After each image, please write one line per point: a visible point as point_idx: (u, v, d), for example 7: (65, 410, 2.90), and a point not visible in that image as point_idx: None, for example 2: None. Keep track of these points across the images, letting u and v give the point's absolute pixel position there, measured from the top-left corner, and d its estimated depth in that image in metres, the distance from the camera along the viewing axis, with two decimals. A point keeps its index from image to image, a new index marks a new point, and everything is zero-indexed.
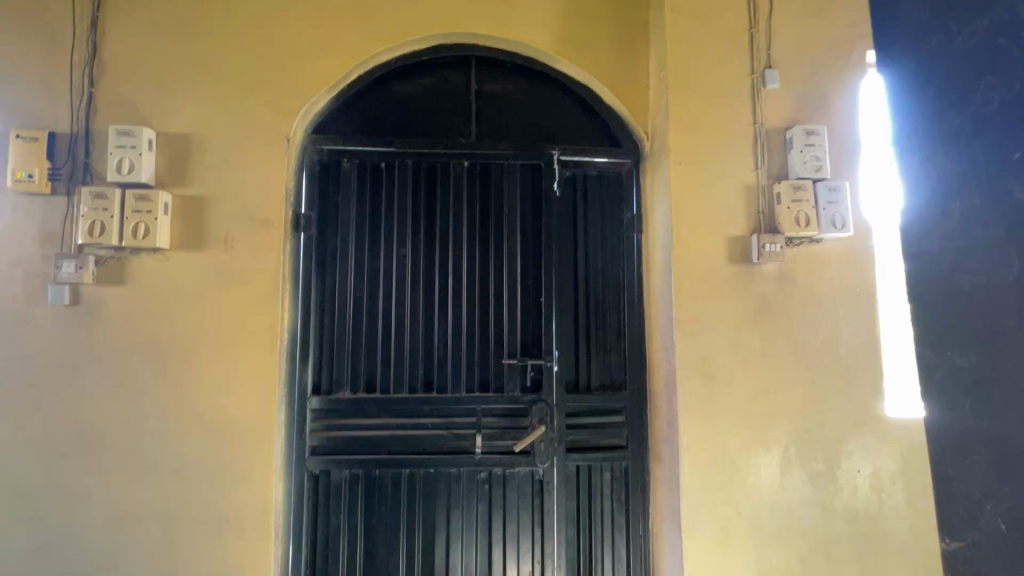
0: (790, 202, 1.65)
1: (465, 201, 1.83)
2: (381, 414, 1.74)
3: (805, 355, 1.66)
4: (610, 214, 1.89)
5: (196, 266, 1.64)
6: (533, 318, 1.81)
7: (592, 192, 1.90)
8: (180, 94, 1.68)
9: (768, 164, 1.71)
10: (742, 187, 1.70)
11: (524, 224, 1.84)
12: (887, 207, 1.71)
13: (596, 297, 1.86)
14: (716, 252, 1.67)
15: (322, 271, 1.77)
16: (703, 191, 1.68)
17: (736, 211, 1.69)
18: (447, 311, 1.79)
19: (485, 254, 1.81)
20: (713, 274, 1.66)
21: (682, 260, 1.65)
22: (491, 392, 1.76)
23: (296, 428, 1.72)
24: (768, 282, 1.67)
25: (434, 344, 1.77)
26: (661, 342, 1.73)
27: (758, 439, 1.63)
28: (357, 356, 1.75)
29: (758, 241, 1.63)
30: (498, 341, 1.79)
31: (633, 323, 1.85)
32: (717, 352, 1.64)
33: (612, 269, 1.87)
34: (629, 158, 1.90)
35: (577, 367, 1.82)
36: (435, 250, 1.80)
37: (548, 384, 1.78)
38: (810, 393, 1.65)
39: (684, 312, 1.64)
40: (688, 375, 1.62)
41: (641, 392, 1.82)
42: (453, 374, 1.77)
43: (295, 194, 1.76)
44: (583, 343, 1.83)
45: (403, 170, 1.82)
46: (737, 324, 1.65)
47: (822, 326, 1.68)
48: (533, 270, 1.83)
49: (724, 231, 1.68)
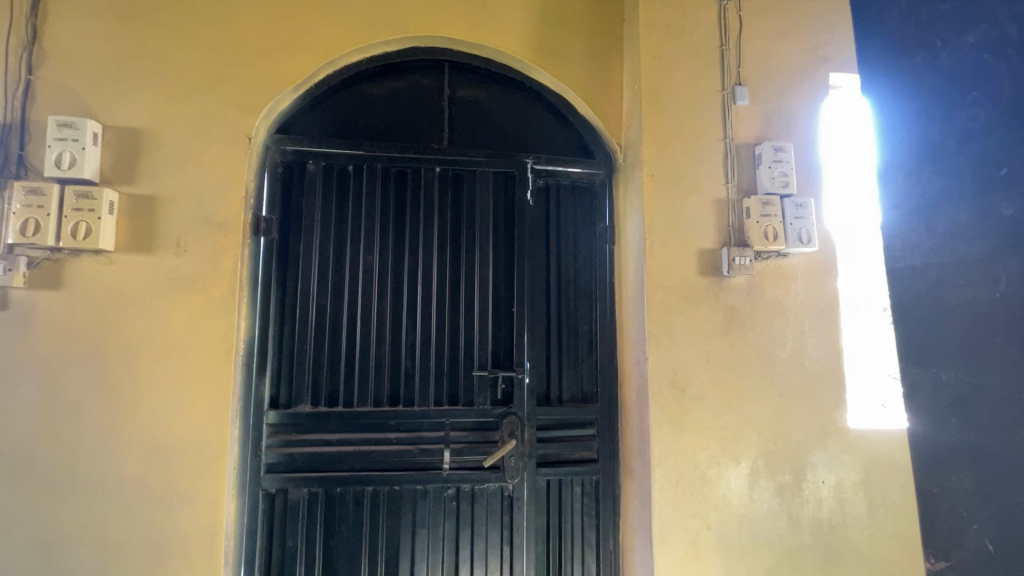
0: (758, 216, 1.67)
1: (436, 208, 1.78)
2: (344, 428, 1.65)
3: (773, 368, 1.68)
4: (583, 225, 1.88)
5: (144, 270, 1.53)
6: (504, 329, 1.77)
7: (565, 202, 1.88)
8: (131, 86, 1.57)
9: (737, 179, 1.74)
10: (712, 201, 1.72)
11: (496, 233, 1.80)
12: (847, 225, 1.78)
13: (568, 308, 1.84)
14: (688, 264, 1.67)
15: (284, 277, 1.68)
16: (675, 204, 1.69)
17: (707, 224, 1.70)
18: (416, 321, 1.72)
19: (456, 263, 1.76)
20: (685, 286, 1.66)
21: (655, 273, 1.65)
22: (460, 405, 1.70)
23: (251, 445, 1.61)
24: (738, 295, 1.69)
25: (401, 355, 1.70)
26: (633, 353, 1.72)
27: (727, 452, 1.63)
28: (319, 368, 1.67)
29: (728, 254, 1.65)
30: (468, 352, 1.73)
31: (605, 334, 1.83)
32: (688, 364, 1.63)
33: (584, 280, 1.86)
34: (602, 169, 1.90)
35: (548, 379, 1.79)
36: (404, 257, 1.74)
37: (519, 397, 1.74)
38: (777, 406, 1.67)
39: (656, 324, 1.63)
40: (660, 388, 1.61)
41: (613, 404, 1.81)
42: (421, 387, 1.70)
43: (256, 196, 1.67)
44: (555, 354, 1.80)
45: (371, 173, 1.75)
46: (708, 337, 1.65)
47: (789, 338, 1.70)
48: (505, 280, 1.79)
49: (695, 244, 1.69)
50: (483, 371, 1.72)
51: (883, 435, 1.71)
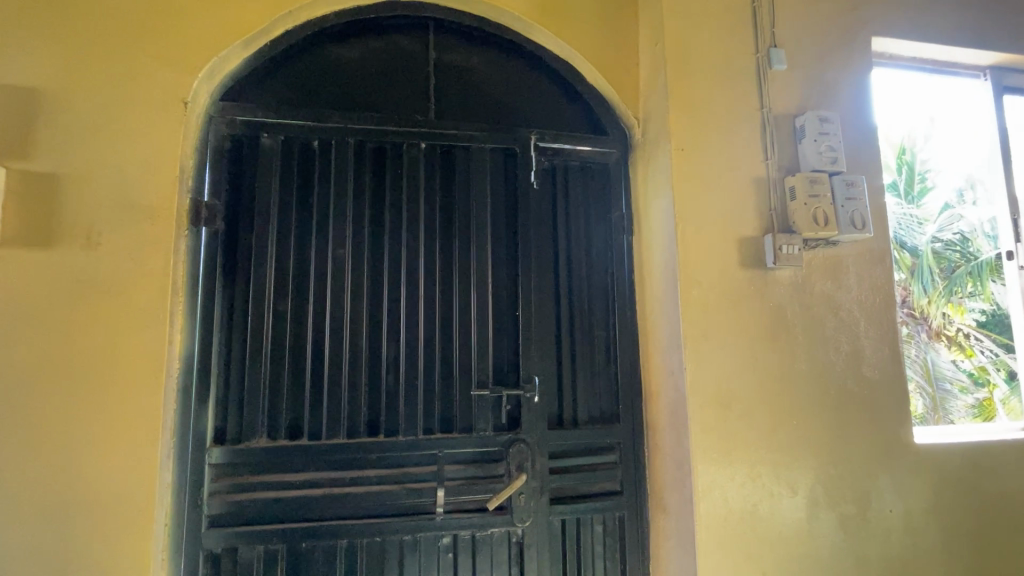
0: (806, 198, 1.42)
1: (423, 193, 1.46)
2: (310, 467, 1.31)
3: (828, 376, 1.42)
4: (596, 214, 1.60)
5: (41, 268, 1.17)
6: (508, 338, 1.47)
7: (574, 187, 1.60)
8: (24, 34, 1.22)
9: (778, 155, 1.48)
10: (751, 181, 1.46)
11: (496, 224, 1.50)
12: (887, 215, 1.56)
13: (582, 310, 1.55)
14: (728, 254, 1.40)
15: (232, 277, 1.34)
16: (709, 184, 1.43)
17: (746, 208, 1.44)
18: (400, 329, 1.40)
19: (449, 260, 1.45)
20: (725, 281, 1.39)
21: (691, 265, 1.37)
22: (456, 433, 1.39)
23: (188, 494, 1.25)
24: (784, 291, 1.43)
25: (381, 372, 1.38)
26: (664, 363, 1.44)
27: (781, 479, 1.36)
28: (278, 391, 1.33)
29: (774, 242, 1.39)
30: (465, 367, 1.42)
31: (625, 341, 1.55)
32: (733, 374, 1.36)
33: (599, 279, 1.58)
34: (616, 148, 1.63)
35: (561, 397, 1.49)
36: (384, 251, 1.42)
37: (528, 420, 1.43)
38: (835, 422, 1.41)
39: (694, 326, 1.35)
40: (701, 403, 1.33)
41: (637, 423, 1.52)
42: (408, 412, 1.37)
43: (195, 177, 1.34)
44: (568, 367, 1.51)
45: (342, 150, 1.44)
46: (754, 340, 1.38)
47: (843, 341, 1.45)
48: (507, 279, 1.49)
49: (734, 230, 1.42)
50: (484, 389, 1.41)
51: (953, 451, 1.47)
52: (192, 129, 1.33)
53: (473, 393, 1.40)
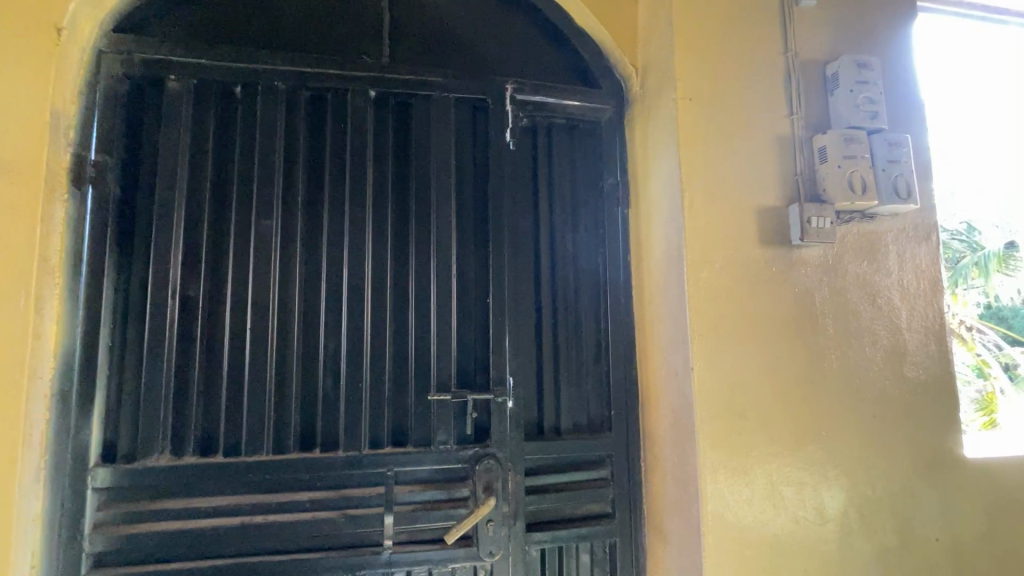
0: (839, 160, 1.17)
1: (372, 153, 1.19)
2: (225, 490, 1.05)
3: (863, 377, 1.17)
4: (583, 183, 1.35)
5: None
6: (477, 330, 1.21)
7: (558, 151, 1.34)
8: None
9: (805, 109, 1.22)
10: (773, 140, 1.20)
11: (462, 192, 1.24)
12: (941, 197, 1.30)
13: (567, 298, 1.29)
14: (745, 229, 1.14)
15: (128, 254, 1.07)
16: (723, 143, 1.16)
17: (767, 172, 1.18)
18: (341, 319, 1.14)
19: (403, 234, 1.19)
20: (742, 261, 1.13)
21: (699, 242, 1.11)
22: (410, 448, 1.13)
23: (64, 525, 0.99)
24: (812, 274, 1.17)
25: (317, 372, 1.11)
26: (664, 361, 1.18)
27: (807, 502, 1.11)
28: (184, 395, 1.06)
29: (802, 214, 1.14)
30: (423, 365, 1.16)
31: (619, 334, 1.30)
32: (751, 376, 1.10)
33: (587, 261, 1.32)
34: (609, 104, 1.36)
35: (540, 402, 1.24)
36: (323, 223, 1.15)
37: (499, 431, 1.17)
38: (870, 432, 1.17)
39: (702, 317, 1.09)
40: (711, 412, 1.07)
41: (631, 433, 1.28)
42: (350, 421, 1.11)
43: (80, 125, 1.06)
44: (549, 365, 1.25)
45: (269, 97, 1.15)
46: (775, 334, 1.13)
47: (881, 335, 1.20)
48: (476, 260, 1.23)
49: (752, 200, 1.16)
50: (446, 393, 1.15)
51: (1009, 467, 1.23)
52: (73, 63, 1.05)
53: (430, 398, 1.14)
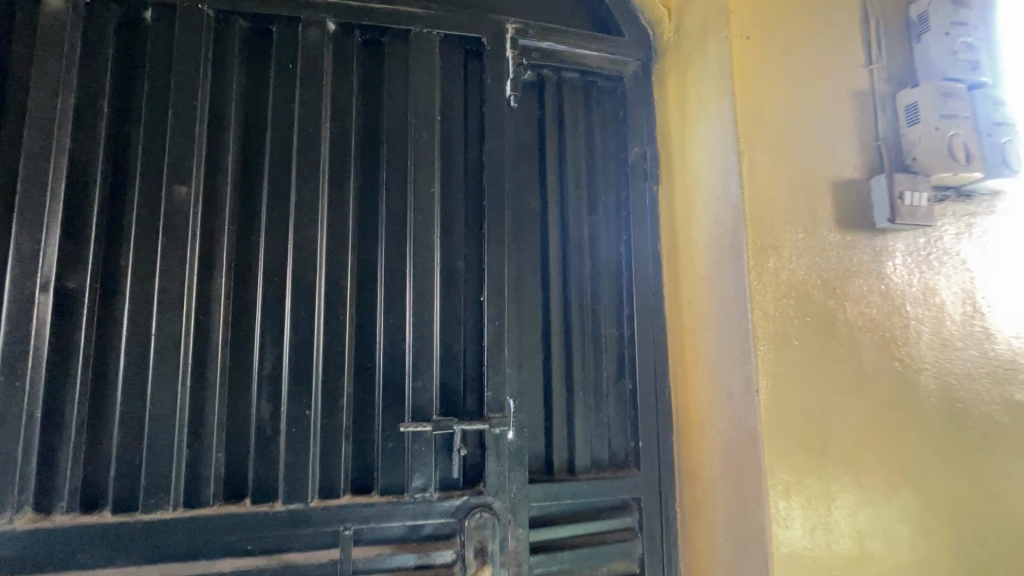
0: (937, 120, 0.91)
1: (331, 103, 0.90)
2: (114, 562, 0.75)
3: (965, 401, 0.91)
4: (601, 153, 1.08)
5: None
6: (468, 336, 0.92)
7: (570, 111, 1.06)
8: None
9: (887, 58, 0.96)
10: (849, 95, 0.93)
11: (449, 158, 0.95)
12: None
13: (582, 296, 1.02)
14: (820, 207, 0.88)
15: None
16: (789, 96, 0.90)
17: (842, 135, 0.92)
18: (285, 322, 0.84)
19: (372, 210, 0.90)
20: (816, 249, 0.86)
21: (763, 222, 0.84)
22: (377, 497, 0.83)
23: None
24: (899, 266, 0.91)
25: (250, 393, 0.82)
26: (711, 379, 0.91)
27: (903, 567, 0.84)
28: (52, 429, 0.75)
29: (891, 187, 0.87)
30: (394, 383, 0.87)
31: (647, 343, 1.02)
32: (830, 399, 0.83)
33: (608, 251, 1.05)
34: (634, 57, 1.10)
35: (549, 431, 0.96)
36: (262, 193, 0.86)
37: (495, 472, 0.88)
38: (978, 473, 0.90)
39: (769, 321, 0.82)
40: (783, 448, 0.80)
41: (664, 469, 1.00)
42: (295, 460, 0.81)
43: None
44: (559, 382, 0.98)
45: (191, 23, 0.86)
46: (859, 344, 0.86)
47: (984, 343, 0.94)
48: (468, 246, 0.94)
49: (827, 170, 0.89)
50: (427, 422, 0.85)
51: None
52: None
53: (405, 427, 0.84)
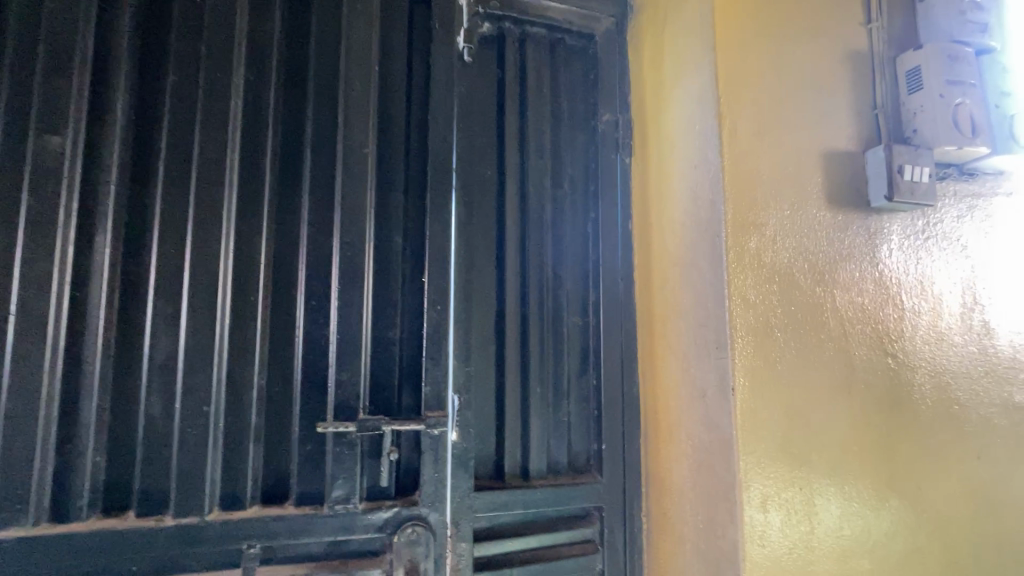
0: (942, 86, 0.80)
1: (247, 47, 0.77)
2: None
3: (960, 403, 0.82)
4: (568, 120, 0.96)
5: None
6: (406, 322, 0.80)
7: (534, 71, 0.94)
8: None
9: (887, 18, 0.86)
10: (844, 56, 0.83)
11: (389, 117, 0.83)
12: None
13: (542, 279, 0.90)
14: (809, 181, 0.77)
15: None
16: (777, 53, 0.79)
17: (836, 101, 0.81)
18: (181, 304, 0.71)
19: (293, 172, 0.77)
20: (804, 228, 0.76)
21: (744, 196, 0.73)
22: (290, 508, 0.71)
23: None
24: (894, 251, 0.81)
25: (133, 388, 0.68)
26: (682, 375, 0.80)
27: None
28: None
29: (889, 159, 0.77)
30: (316, 375, 0.74)
31: (614, 334, 0.91)
32: (815, 399, 0.73)
33: (572, 230, 0.93)
34: (606, 14, 0.98)
35: (499, 431, 0.84)
36: (160, 149, 0.72)
37: (432, 479, 0.77)
38: (972, 483, 0.80)
39: (749, 310, 0.71)
40: (760, 455, 0.69)
41: (628, 475, 0.89)
42: (187, 466, 0.68)
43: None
44: (513, 376, 0.86)
45: None
46: (848, 337, 0.76)
47: (982, 339, 0.85)
48: (409, 218, 0.82)
49: (818, 139, 0.79)
50: (352, 422, 0.73)
51: None
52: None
53: (324, 428, 0.72)
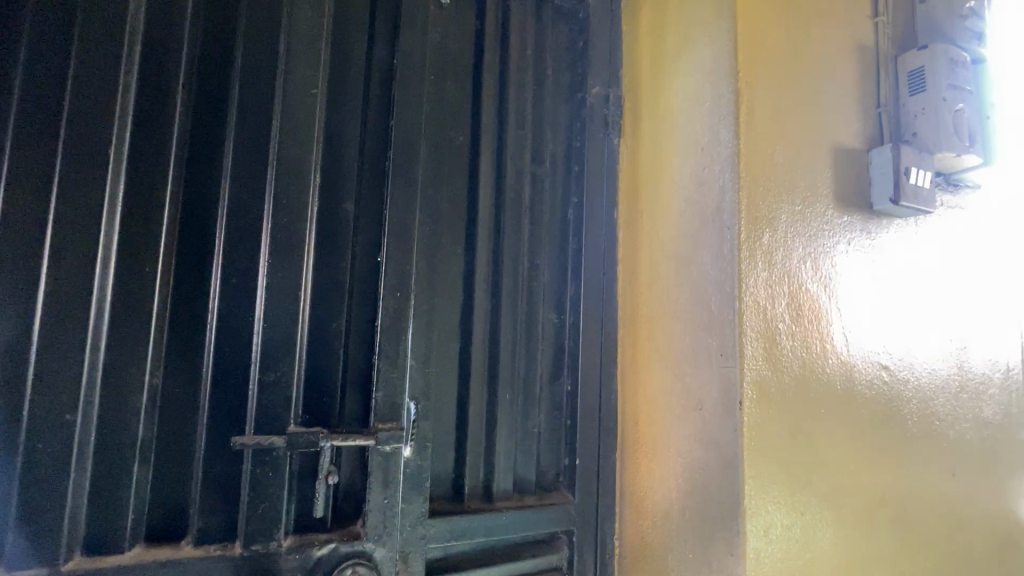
0: (945, 90, 0.77)
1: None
2: None
3: (941, 419, 0.79)
4: (552, 90, 0.84)
5: None
6: (354, 310, 0.65)
7: (518, 29, 0.81)
8: None
9: (890, 14, 0.82)
10: (854, 47, 0.77)
11: (345, 55, 0.67)
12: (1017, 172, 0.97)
13: (517, 269, 0.78)
14: (819, 176, 0.70)
15: None
16: (792, 32, 0.72)
17: (844, 94, 0.75)
18: (34, 268, 0.50)
19: (213, 108, 0.59)
20: (813, 227, 0.69)
21: (757, 186, 0.65)
22: (186, 548, 0.54)
23: None
24: (890, 259, 0.77)
25: None
26: (673, 384, 0.71)
27: None
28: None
29: (897, 160, 0.72)
30: (232, 373, 0.57)
31: (595, 335, 0.80)
32: (816, 415, 0.67)
33: (552, 214, 0.82)
34: None
35: (461, 446, 0.71)
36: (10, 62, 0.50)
37: (380, 506, 0.62)
38: (949, 502, 0.78)
39: (758, 314, 0.63)
40: (764, 478, 0.62)
41: (603, 495, 0.79)
42: (30, 501, 0.48)
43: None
44: (479, 380, 0.73)
45: None
46: (847, 348, 0.71)
47: (959, 354, 0.83)
48: (365, 183, 0.67)
49: (828, 132, 0.72)
50: (280, 437, 0.57)
51: None
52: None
53: (240, 444, 0.54)
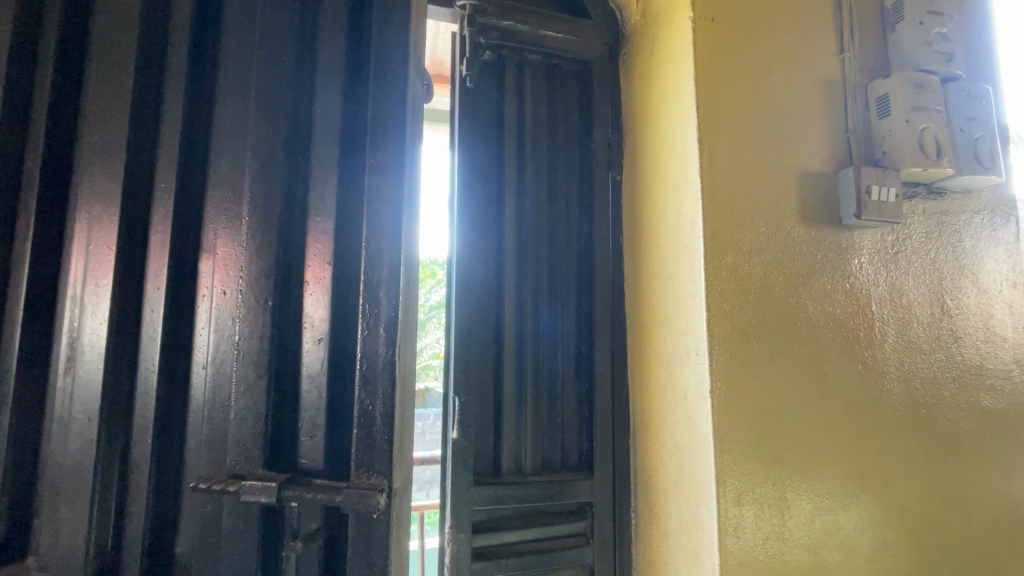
0: (907, 113, 0.87)
1: (184, 44, 0.76)
2: None
3: (930, 405, 0.87)
4: (563, 141, 1.03)
5: None
6: None
7: (531, 97, 1.01)
8: None
9: (858, 47, 0.92)
10: (820, 82, 0.89)
11: (304, 119, 0.78)
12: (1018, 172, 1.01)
13: (538, 290, 0.96)
14: (783, 200, 0.83)
15: None
16: (755, 81, 0.85)
17: (810, 125, 0.87)
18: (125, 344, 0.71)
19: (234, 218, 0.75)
20: (779, 244, 0.82)
21: (722, 215, 0.80)
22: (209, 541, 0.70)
23: None
24: (865, 264, 0.87)
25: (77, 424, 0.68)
26: (667, 380, 0.86)
27: None
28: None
29: (859, 181, 0.83)
30: (219, 421, 0.72)
31: (605, 340, 0.98)
32: (788, 401, 0.79)
33: (567, 243, 1.00)
34: (599, 39, 1.04)
35: (499, 432, 0.91)
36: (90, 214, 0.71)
37: (356, 540, 0.70)
38: (941, 482, 0.86)
39: (725, 320, 0.77)
40: (735, 453, 0.75)
41: (620, 473, 0.95)
42: (130, 491, 0.70)
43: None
44: (510, 380, 0.92)
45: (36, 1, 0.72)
46: (820, 343, 0.82)
47: (951, 347, 0.90)
48: (334, 227, 0.76)
49: (793, 162, 0.85)
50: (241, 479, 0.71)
51: None
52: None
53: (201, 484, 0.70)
